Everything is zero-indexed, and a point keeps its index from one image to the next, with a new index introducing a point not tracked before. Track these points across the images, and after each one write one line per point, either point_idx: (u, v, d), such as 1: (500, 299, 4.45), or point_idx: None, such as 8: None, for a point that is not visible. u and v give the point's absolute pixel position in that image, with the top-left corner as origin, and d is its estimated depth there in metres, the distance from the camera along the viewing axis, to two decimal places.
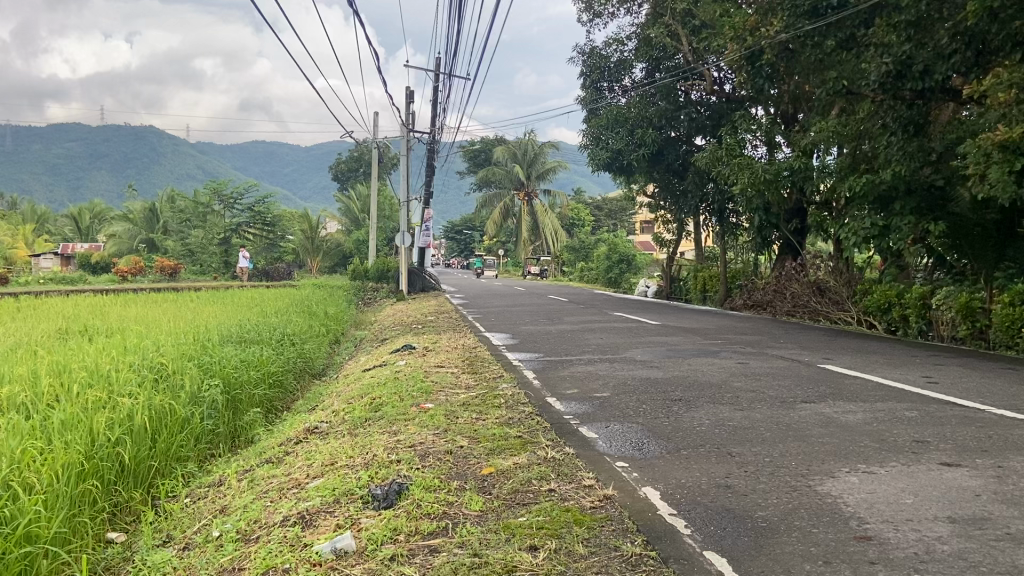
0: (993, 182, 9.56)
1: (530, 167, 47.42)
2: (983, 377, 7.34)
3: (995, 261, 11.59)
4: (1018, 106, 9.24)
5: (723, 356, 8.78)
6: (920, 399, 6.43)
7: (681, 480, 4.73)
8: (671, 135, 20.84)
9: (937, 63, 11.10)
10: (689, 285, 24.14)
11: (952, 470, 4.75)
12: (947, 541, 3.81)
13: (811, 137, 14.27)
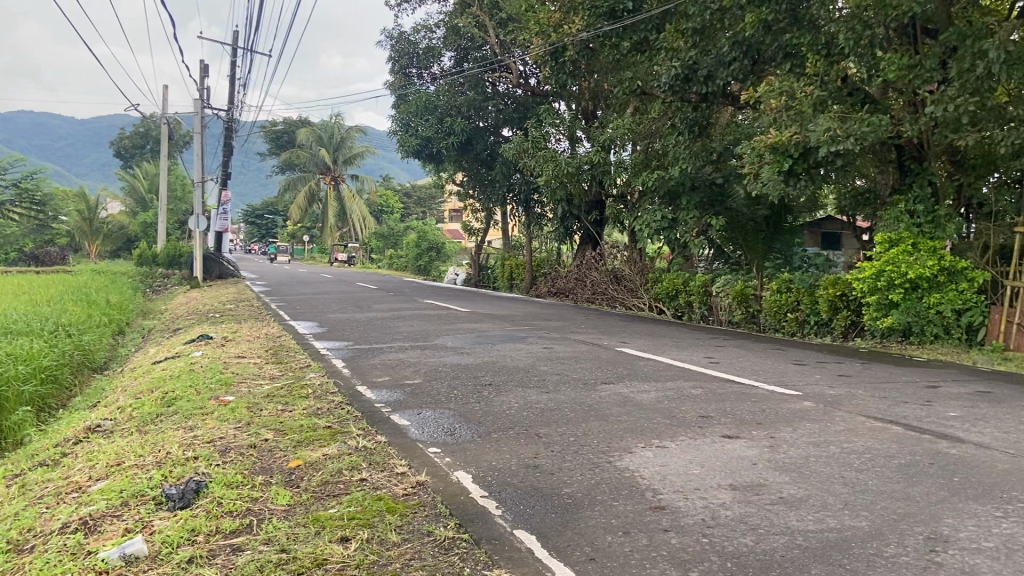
0: (766, 180, 10.57)
1: (336, 151, 46.19)
2: (756, 356, 8.16)
3: (765, 252, 12.83)
4: (786, 112, 10.43)
5: (529, 341, 9.07)
6: (705, 377, 7.02)
7: (492, 463, 4.82)
8: (478, 125, 21.14)
9: (719, 69, 12.07)
10: (496, 273, 24.70)
11: (732, 441, 5.23)
12: (729, 506, 4.19)
13: (607, 134, 15.07)
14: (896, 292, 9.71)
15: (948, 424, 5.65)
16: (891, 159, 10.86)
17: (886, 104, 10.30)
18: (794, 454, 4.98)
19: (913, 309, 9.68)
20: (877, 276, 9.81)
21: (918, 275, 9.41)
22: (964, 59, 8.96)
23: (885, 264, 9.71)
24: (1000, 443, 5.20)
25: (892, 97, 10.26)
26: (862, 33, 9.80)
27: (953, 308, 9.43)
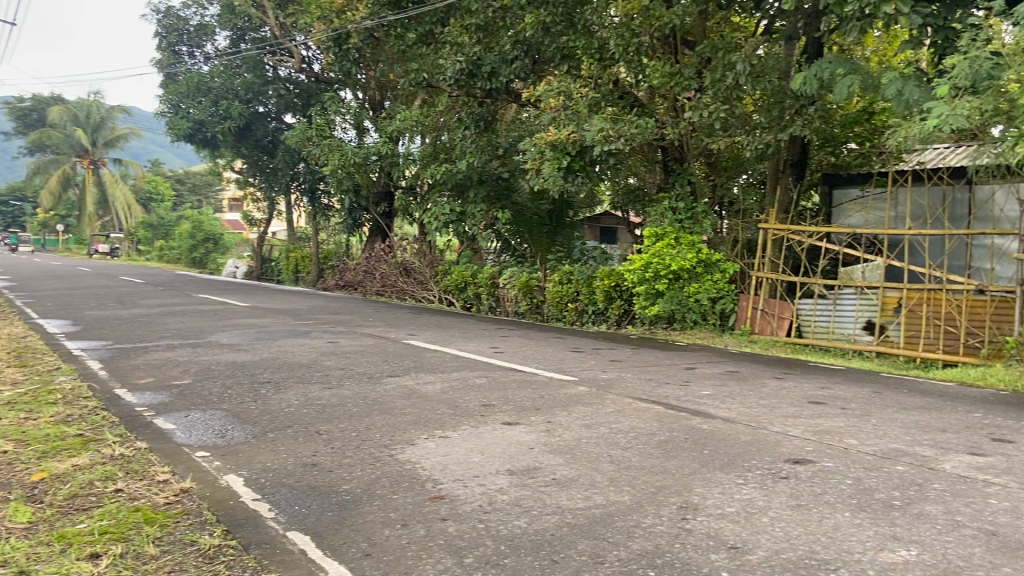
0: (547, 176, 10.97)
1: (94, 132, 42.36)
2: (538, 345, 8.52)
3: (549, 246, 13.28)
4: (564, 111, 10.90)
5: (313, 335, 8.82)
6: (488, 367, 7.21)
7: (267, 464, 4.62)
8: (259, 110, 20.18)
9: (502, 66, 12.53)
10: (281, 265, 23.77)
11: (511, 428, 5.40)
12: (506, 491, 4.33)
13: (395, 125, 14.99)
14: (660, 282, 10.46)
15: (703, 402, 6.24)
16: (658, 159, 11.78)
17: (651, 107, 11.10)
18: (567, 436, 5.26)
19: (676, 298, 10.50)
20: (645, 268, 10.50)
21: (679, 267, 10.27)
22: (716, 69, 9.87)
23: (652, 256, 10.44)
24: (745, 417, 5.82)
25: (657, 102, 11.04)
26: (630, 39, 10.55)
27: (709, 296, 10.35)
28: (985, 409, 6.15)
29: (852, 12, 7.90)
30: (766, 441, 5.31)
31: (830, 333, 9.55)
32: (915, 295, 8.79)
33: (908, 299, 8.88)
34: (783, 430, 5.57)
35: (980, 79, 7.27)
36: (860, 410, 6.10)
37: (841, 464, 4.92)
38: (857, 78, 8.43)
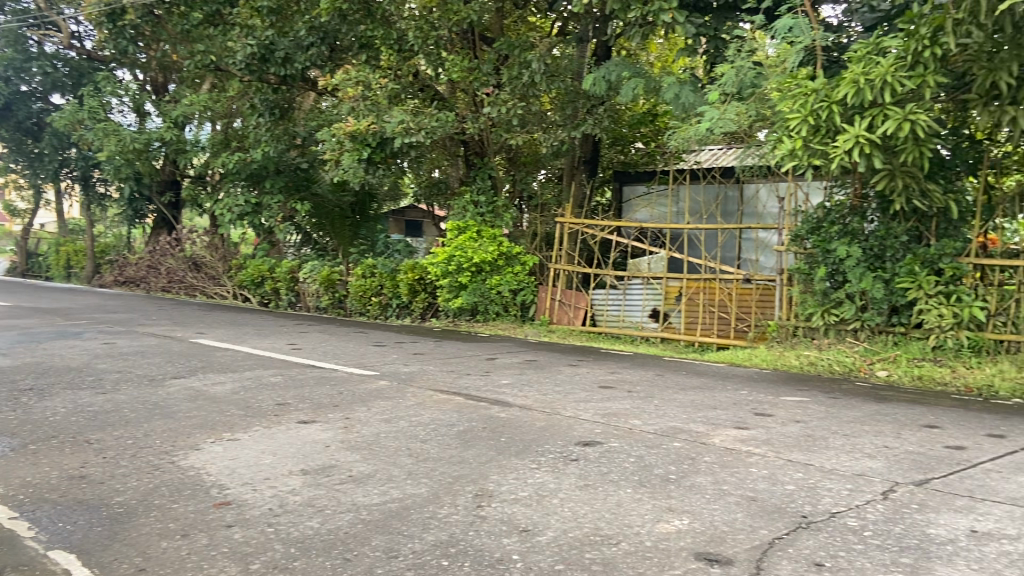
0: (347, 167, 10.75)
1: None
2: (338, 340, 8.33)
3: (351, 238, 13.24)
4: (363, 101, 10.78)
5: (86, 336, 8.04)
6: (285, 364, 6.94)
7: (26, 479, 4.15)
8: (20, 89, 18.11)
9: (297, 53, 12.06)
10: (49, 261, 21.51)
11: (307, 426, 5.24)
12: (298, 492, 4.19)
13: (181, 109, 14.02)
14: (463, 275, 10.59)
15: (501, 391, 6.40)
16: (459, 154, 11.90)
17: (452, 101, 11.17)
18: (365, 432, 5.18)
19: (478, 290, 10.68)
20: (448, 261, 10.59)
21: (481, 259, 10.45)
22: (513, 66, 10.12)
23: (455, 250, 10.54)
24: (540, 403, 6.04)
25: (458, 96, 11.05)
26: (429, 32, 10.53)
27: (510, 288, 10.62)
28: (750, 386, 6.83)
29: (635, 18, 8.39)
30: (558, 426, 5.55)
31: (620, 321, 10.12)
32: (693, 284, 9.55)
33: (687, 288, 9.62)
34: (574, 414, 5.84)
35: (745, 87, 8.00)
36: (644, 392, 6.55)
37: (625, 443, 5.24)
38: (641, 81, 9.03)
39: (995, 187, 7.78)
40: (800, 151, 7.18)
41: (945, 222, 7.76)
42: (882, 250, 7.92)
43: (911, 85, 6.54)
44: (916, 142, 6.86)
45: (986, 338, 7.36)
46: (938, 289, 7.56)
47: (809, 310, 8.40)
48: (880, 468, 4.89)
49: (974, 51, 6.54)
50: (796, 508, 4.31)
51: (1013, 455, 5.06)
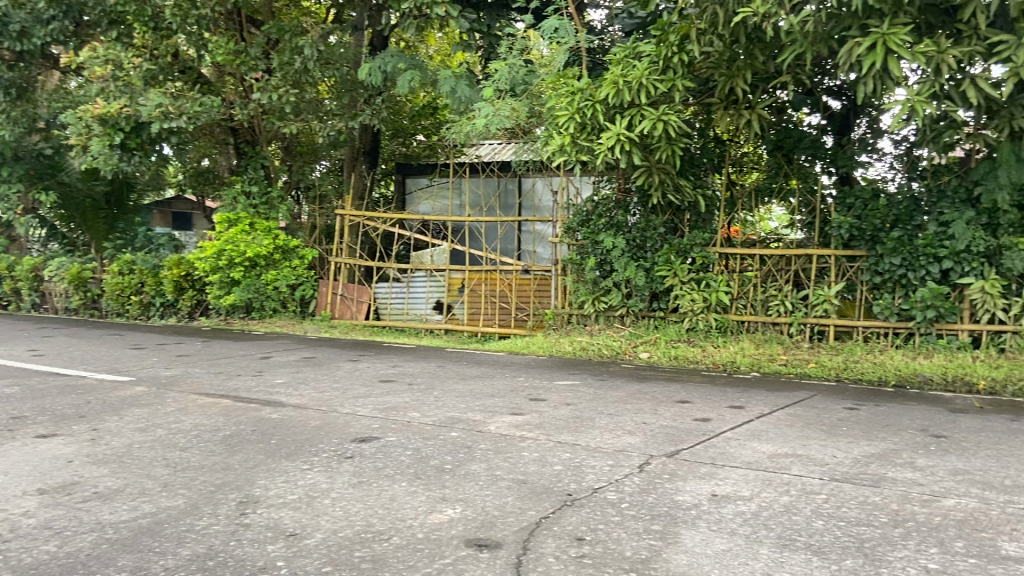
0: (96, 154, 9.85)
1: None
2: (90, 344, 7.57)
3: (106, 232, 12.29)
4: (114, 82, 9.97)
5: None
6: (23, 373, 6.20)
7: None
8: None
9: (35, 27, 10.69)
10: None
11: (46, 441, 4.70)
12: (33, 514, 3.74)
13: None
14: (236, 270, 10.02)
15: (273, 391, 6.13)
16: (229, 142, 11.30)
17: (218, 86, 10.62)
18: (115, 444, 4.74)
19: (253, 286, 10.17)
20: (218, 255, 10.01)
21: (255, 253, 9.99)
22: (285, 52, 9.78)
23: (225, 243, 9.98)
24: (314, 402, 5.86)
25: (224, 80, 10.53)
26: (189, 11, 9.83)
27: (288, 283, 10.22)
28: (526, 373, 7.09)
29: (408, 8, 8.36)
30: (334, 423, 5.41)
31: (404, 314, 10.16)
32: (475, 275, 9.68)
33: (469, 280, 9.77)
34: (351, 411, 5.73)
35: (517, 85, 8.38)
36: (423, 384, 6.57)
37: (401, 437, 5.22)
38: (417, 73, 9.03)
39: (737, 182, 8.56)
40: (569, 147, 7.53)
41: (696, 215, 8.56)
42: (643, 241, 8.55)
43: (663, 88, 7.10)
44: (669, 142, 7.48)
45: (731, 319, 8.27)
46: (690, 277, 8.32)
47: (581, 298, 8.89)
48: (639, 443, 5.25)
49: (715, 59, 7.22)
50: (562, 488, 4.52)
51: (749, 423, 5.66)
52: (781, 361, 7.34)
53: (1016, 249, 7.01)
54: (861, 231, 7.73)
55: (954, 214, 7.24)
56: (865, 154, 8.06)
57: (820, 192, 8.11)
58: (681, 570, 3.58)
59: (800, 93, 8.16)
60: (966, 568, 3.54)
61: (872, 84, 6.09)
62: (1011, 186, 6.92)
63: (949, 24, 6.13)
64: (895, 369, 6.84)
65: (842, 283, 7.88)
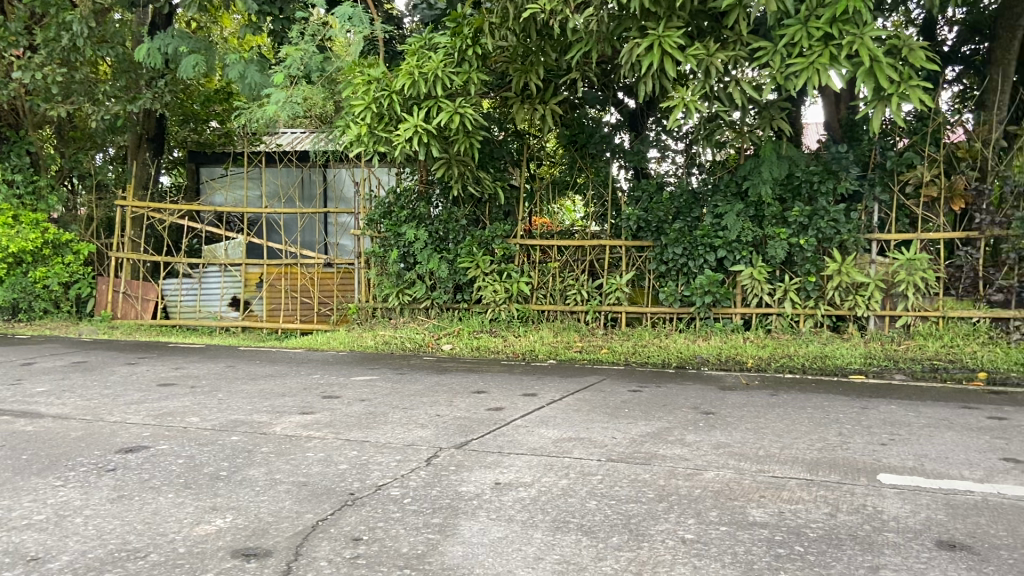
0: None
1: None
2: None
3: None
4: None
5: None
6: None
7: None
8: None
9: None
10: None
11: None
12: None
13: None
14: None
15: (32, 401, 5.57)
16: None
17: None
18: None
19: (18, 286, 9.39)
20: None
21: (19, 248, 9.23)
22: (50, 27, 8.99)
23: None
24: (79, 411, 5.38)
25: None
26: None
27: (59, 281, 9.53)
28: (323, 369, 6.90)
29: None
30: (100, 434, 5.00)
31: (197, 313, 9.68)
32: (274, 270, 9.44)
33: (268, 274, 9.48)
34: (122, 418, 5.31)
35: (312, 70, 8.08)
36: (209, 386, 6.21)
37: (175, 444, 4.89)
38: (201, 57, 8.73)
39: (537, 176, 8.80)
40: (366, 137, 7.40)
41: (496, 207, 8.82)
42: (446, 233, 8.71)
43: (458, 80, 7.13)
44: (466, 134, 7.51)
45: (532, 309, 8.60)
46: (492, 268, 8.56)
47: (385, 291, 8.87)
48: (429, 436, 5.24)
49: (509, 53, 7.34)
50: (344, 487, 4.39)
51: (539, 410, 5.82)
52: (576, 348, 7.62)
53: (778, 239, 7.72)
54: (647, 222, 8.21)
55: (727, 207, 7.84)
56: (655, 150, 8.40)
57: (612, 185, 8.54)
58: (454, 563, 3.50)
59: (593, 90, 8.35)
60: (717, 536, 3.73)
61: (650, 83, 6.41)
62: (773, 181, 7.63)
63: (717, 29, 6.55)
64: (677, 352, 7.30)
65: (632, 273, 8.38)
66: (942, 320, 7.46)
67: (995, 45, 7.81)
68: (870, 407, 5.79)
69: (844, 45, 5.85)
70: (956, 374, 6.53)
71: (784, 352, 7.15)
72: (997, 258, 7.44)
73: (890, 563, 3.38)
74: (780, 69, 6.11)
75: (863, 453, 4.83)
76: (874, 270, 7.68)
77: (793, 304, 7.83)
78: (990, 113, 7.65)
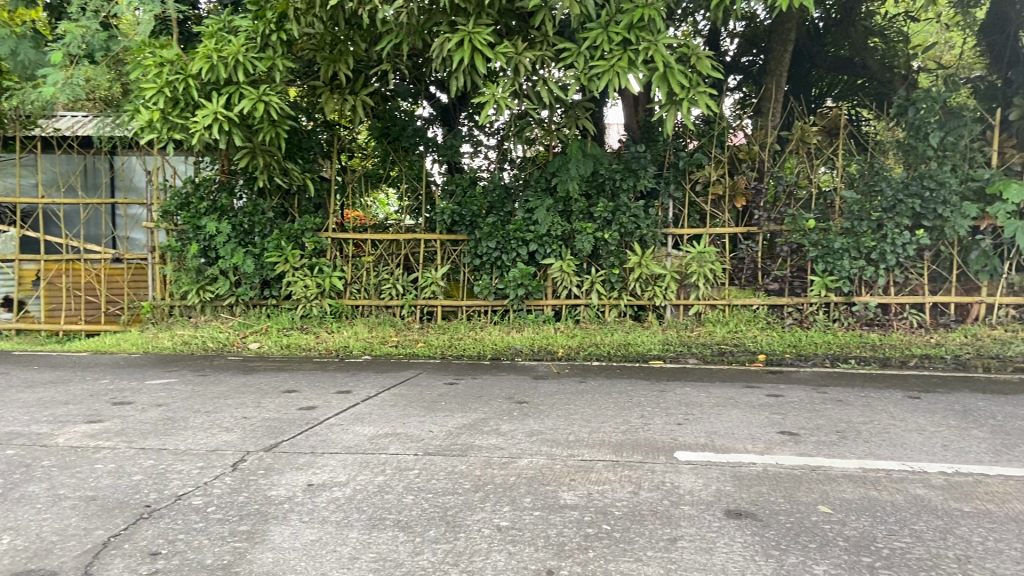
0: None
1: None
2: None
3: None
4: None
5: None
6: None
7: None
8: None
9: None
10: None
11: None
12: None
13: None
14: None
15: None
16: None
17: None
18: None
19: None
20: None
21: None
22: None
23: None
24: None
25: None
26: None
27: None
28: (114, 374, 6.34)
29: None
30: None
31: None
32: (53, 267, 8.93)
33: (47, 271, 8.95)
34: None
35: (95, 50, 7.50)
36: None
37: None
38: None
39: (349, 168, 8.63)
40: (159, 124, 6.88)
41: (305, 200, 8.56)
42: (251, 226, 8.33)
43: (261, 66, 6.80)
44: (271, 124, 7.20)
45: (345, 304, 8.44)
46: (302, 262, 8.32)
47: (184, 288, 8.40)
48: (235, 440, 4.97)
49: (316, 41, 7.11)
50: (140, 499, 4.05)
51: (353, 407, 5.70)
52: (391, 342, 7.54)
53: (585, 233, 8.08)
54: (462, 217, 8.31)
55: (537, 202, 8.10)
56: (469, 144, 8.54)
57: (426, 179, 8.53)
58: (264, 570, 3.34)
59: (405, 83, 8.34)
60: (530, 521, 3.84)
61: (462, 78, 6.44)
62: (579, 177, 7.92)
63: (524, 29, 6.72)
64: (492, 344, 7.44)
65: (447, 266, 8.44)
66: (728, 308, 8.18)
67: (771, 57, 8.58)
68: (668, 390, 6.21)
69: (640, 51, 6.20)
70: (740, 357, 7.18)
71: (591, 340, 7.50)
72: (772, 251, 8.24)
73: (686, 534, 3.64)
74: (584, 69, 6.34)
75: (662, 433, 5.17)
76: (670, 262, 8.24)
77: (599, 295, 8.25)
78: (766, 120, 8.41)
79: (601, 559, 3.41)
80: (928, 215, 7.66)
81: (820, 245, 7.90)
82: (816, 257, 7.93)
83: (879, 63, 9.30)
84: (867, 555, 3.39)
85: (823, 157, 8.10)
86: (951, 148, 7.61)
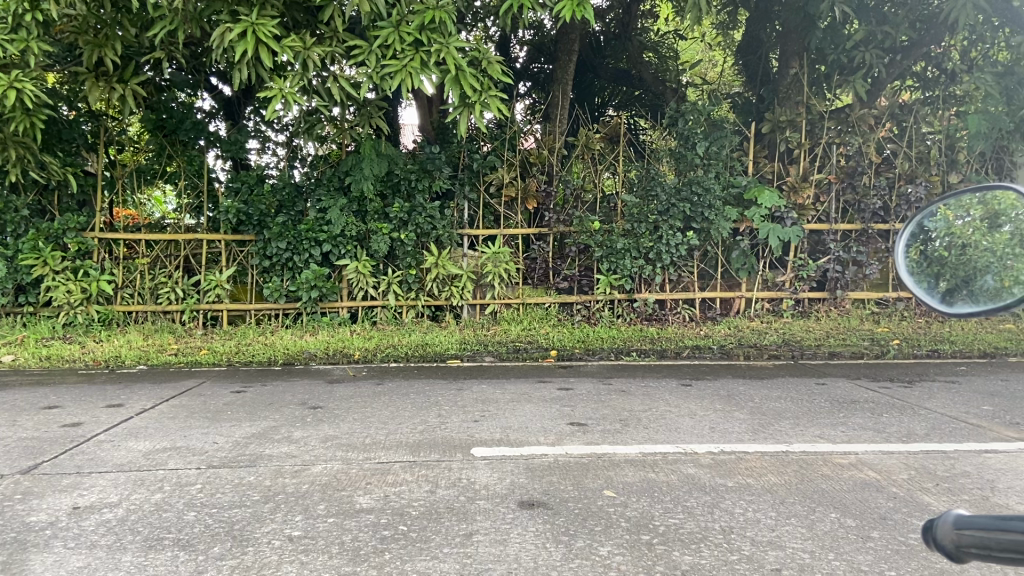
0: None
1: None
2: None
3: None
4: None
5: None
6: None
7: None
8: None
9: None
10: None
11: None
12: None
13: None
14: None
15: None
16: None
17: None
18: None
19: None
20: None
21: None
22: None
23: None
24: None
25: None
26: None
27: None
28: None
29: None
30: None
31: None
32: None
33: None
34: None
35: None
36: None
37: None
38: None
39: (118, 163, 7.95)
40: None
41: (66, 197, 7.81)
42: (1, 226, 7.47)
43: (12, 49, 6.06)
44: (26, 112, 6.47)
45: (115, 310, 7.78)
46: (64, 266, 7.58)
47: None
48: None
49: (78, 23, 6.49)
50: None
51: (126, 422, 5.23)
52: (170, 351, 7.01)
53: (380, 233, 8.00)
54: (248, 216, 7.92)
55: (330, 201, 7.90)
56: (255, 141, 8.15)
57: (208, 176, 8.03)
58: None
59: (181, 73, 7.85)
60: (324, 528, 3.72)
61: (247, 71, 6.11)
62: (373, 177, 7.86)
63: (312, 24, 6.56)
64: (284, 348, 7.14)
65: (233, 268, 8.02)
66: (522, 306, 8.46)
67: (557, 65, 8.94)
68: (464, 388, 6.31)
69: (432, 53, 6.23)
70: (533, 353, 7.44)
71: (389, 342, 7.44)
72: (562, 251, 8.57)
73: (480, 528, 3.71)
74: (375, 68, 6.26)
75: (458, 431, 5.23)
76: (466, 263, 8.40)
77: (395, 296, 8.22)
78: (554, 126, 8.78)
79: (397, 561, 3.38)
80: (696, 218, 8.38)
81: (604, 245, 8.39)
82: (601, 257, 8.41)
83: (652, 77, 10.05)
84: (647, 533, 3.63)
85: (606, 163, 8.59)
86: (715, 157, 8.38)
